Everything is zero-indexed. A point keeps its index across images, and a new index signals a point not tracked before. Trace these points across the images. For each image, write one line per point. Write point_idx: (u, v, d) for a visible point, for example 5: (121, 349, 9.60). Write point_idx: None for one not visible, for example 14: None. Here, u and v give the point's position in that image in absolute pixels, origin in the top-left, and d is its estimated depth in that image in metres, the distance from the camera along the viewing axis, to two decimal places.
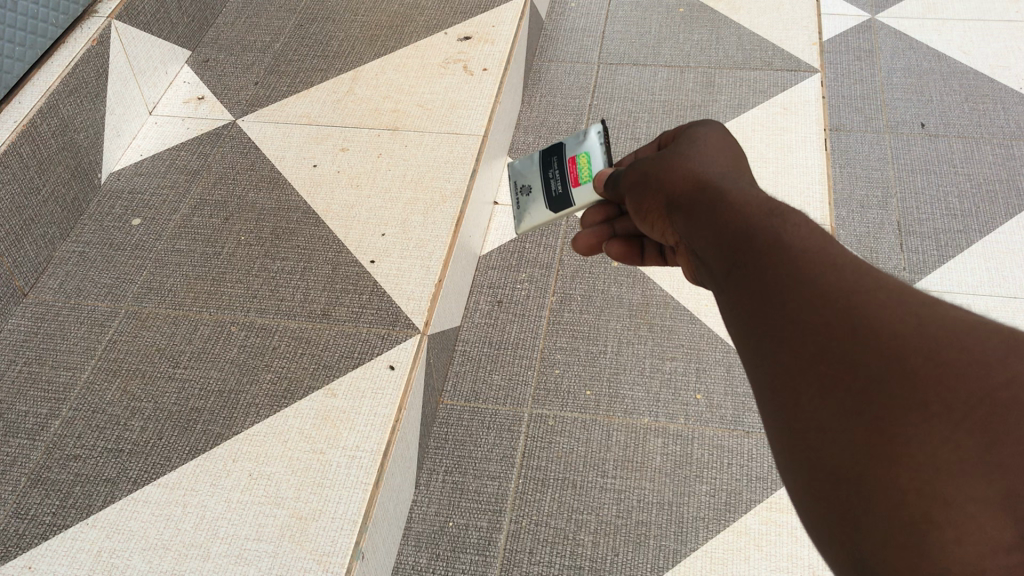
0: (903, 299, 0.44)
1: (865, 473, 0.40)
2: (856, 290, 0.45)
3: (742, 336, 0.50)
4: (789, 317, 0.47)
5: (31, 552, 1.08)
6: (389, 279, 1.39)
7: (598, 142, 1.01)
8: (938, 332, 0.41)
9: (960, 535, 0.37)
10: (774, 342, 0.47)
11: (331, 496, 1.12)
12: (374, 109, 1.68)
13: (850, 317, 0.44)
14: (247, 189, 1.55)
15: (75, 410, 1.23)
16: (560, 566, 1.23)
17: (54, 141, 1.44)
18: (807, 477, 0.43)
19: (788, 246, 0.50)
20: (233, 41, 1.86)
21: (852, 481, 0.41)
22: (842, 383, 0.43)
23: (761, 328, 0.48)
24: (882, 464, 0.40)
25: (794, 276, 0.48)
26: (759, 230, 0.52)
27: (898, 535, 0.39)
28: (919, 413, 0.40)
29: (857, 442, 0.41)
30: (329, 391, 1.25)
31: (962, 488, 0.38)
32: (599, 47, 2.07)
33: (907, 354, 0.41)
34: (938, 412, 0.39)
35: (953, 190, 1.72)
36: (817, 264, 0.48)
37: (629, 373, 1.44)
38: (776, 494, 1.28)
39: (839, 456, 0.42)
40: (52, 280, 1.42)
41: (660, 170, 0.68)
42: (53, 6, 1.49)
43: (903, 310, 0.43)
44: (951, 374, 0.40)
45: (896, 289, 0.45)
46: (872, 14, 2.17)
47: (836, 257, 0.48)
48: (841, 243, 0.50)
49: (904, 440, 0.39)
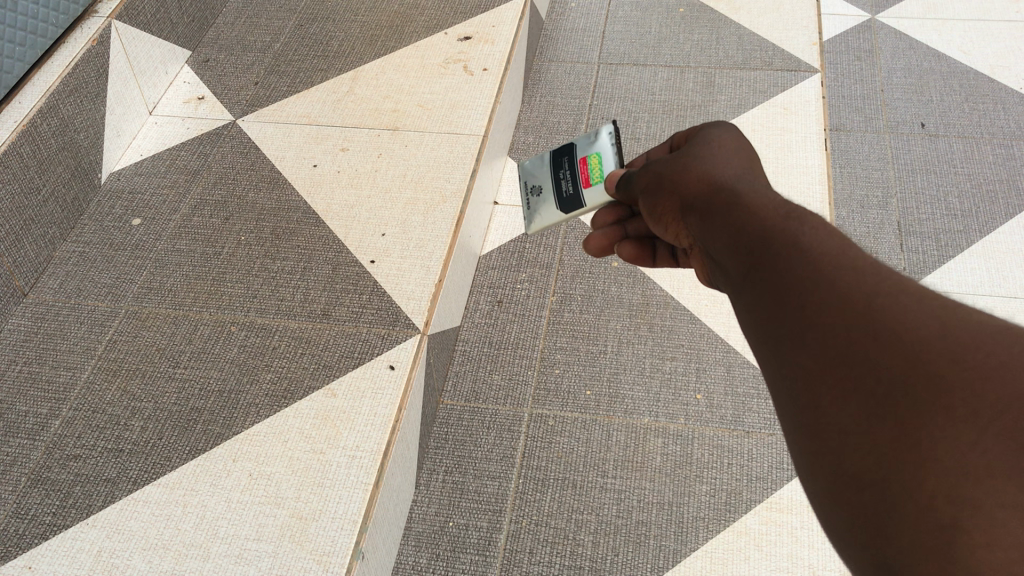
0: (925, 303, 0.44)
1: (888, 476, 0.40)
2: (876, 295, 0.45)
3: (761, 340, 0.50)
4: (807, 321, 0.47)
5: (31, 552, 1.08)
6: (389, 279, 1.39)
7: (609, 143, 1.01)
8: (962, 336, 0.42)
9: (991, 541, 0.36)
10: (794, 345, 0.47)
11: (331, 496, 1.12)
12: (374, 109, 1.68)
13: (872, 320, 0.44)
14: (247, 189, 1.55)
15: (75, 410, 1.23)
16: (561, 566, 1.23)
17: (54, 141, 1.44)
18: (827, 480, 0.43)
19: (807, 249, 0.51)
20: (233, 41, 1.86)
21: (875, 484, 0.41)
22: (864, 386, 0.43)
23: (779, 333, 0.48)
24: (907, 468, 0.40)
25: (813, 280, 0.48)
26: (778, 234, 0.53)
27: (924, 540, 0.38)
28: (945, 417, 0.40)
29: (880, 445, 0.41)
30: (329, 391, 1.25)
31: (990, 493, 0.37)
32: (599, 47, 2.07)
33: (930, 357, 0.41)
34: (962, 416, 0.39)
35: (953, 190, 1.72)
36: (836, 268, 0.48)
37: (629, 373, 1.44)
38: (776, 494, 1.28)
39: (860, 459, 0.42)
40: (52, 280, 1.42)
41: (673, 173, 0.69)
42: (53, 7, 1.49)
43: (926, 313, 0.43)
44: (977, 377, 0.40)
45: (917, 293, 0.45)
46: (872, 14, 2.17)
47: (856, 262, 0.48)
48: (860, 248, 0.50)
49: (929, 444, 0.39)
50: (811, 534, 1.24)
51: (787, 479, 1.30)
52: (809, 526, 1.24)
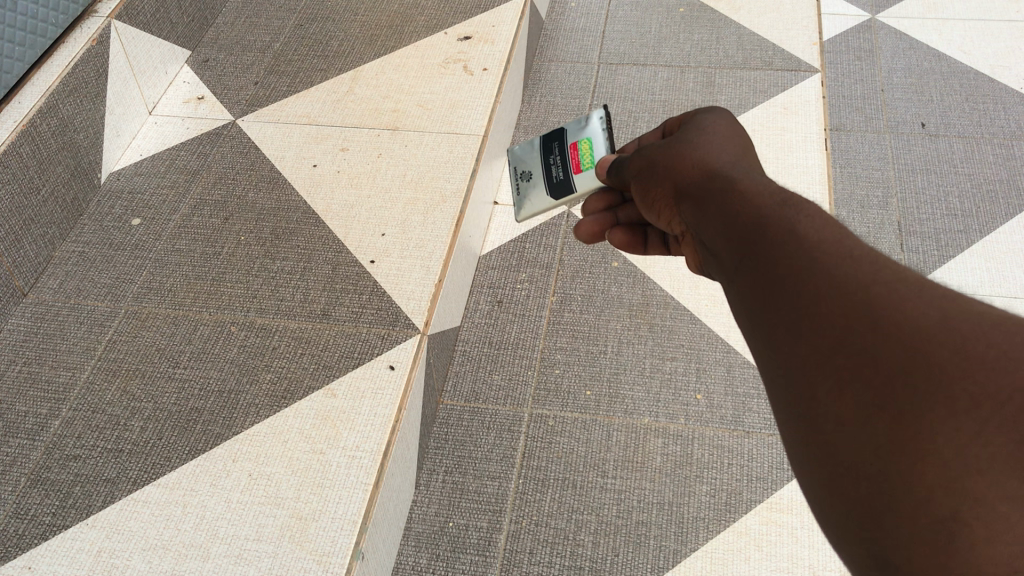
0: (925, 293, 0.44)
1: (886, 471, 0.41)
2: (872, 284, 0.46)
3: (758, 331, 0.51)
4: (804, 311, 0.47)
5: (31, 552, 1.08)
6: (389, 279, 1.39)
7: (599, 127, 1.01)
8: (963, 326, 0.41)
9: (991, 535, 0.37)
10: (791, 335, 0.47)
11: (332, 496, 1.12)
12: (374, 109, 1.68)
13: (869, 309, 0.44)
14: (247, 189, 1.55)
15: (75, 410, 1.23)
16: (561, 566, 1.23)
17: (54, 141, 1.44)
18: (824, 466, 0.44)
19: (802, 238, 0.51)
20: (233, 42, 1.86)
21: (872, 474, 0.41)
22: (860, 377, 0.43)
23: (775, 323, 0.49)
24: (906, 460, 0.40)
25: (808, 268, 0.49)
26: (775, 223, 0.53)
27: (924, 536, 0.39)
28: (943, 409, 0.39)
29: (877, 436, 0.41)
30: (329, 391, 1.25)
31: (991, 485, 0.38)
32: (599, 47, 2.07)
33: (929, 348, 0.41)
34: (961, 407, 0.39)
35: (954, 190, 1.72)
36: (832, 256, 0.48)
37: (629, 373, 1.44)
38: (776, 494, 1.28)
39: (857, 451, 0.42)
40: (52, 280, 1.42)
41: (667, 160, 0.69)
42: (53, 7, 1.49)
43: (925, 303, 0.43)
44: (978, 366, 0.40)
45: (914, 283, 0.45)
46: (873, 14, 2.16)
47: (852, 251, 0.48)
48: (854, 235, 0.51)
49: (928, 436, 0.40)
50: (811, 534, 1.24)
51: (787, 479, 1.29)
52: (809, 527, 1.24)
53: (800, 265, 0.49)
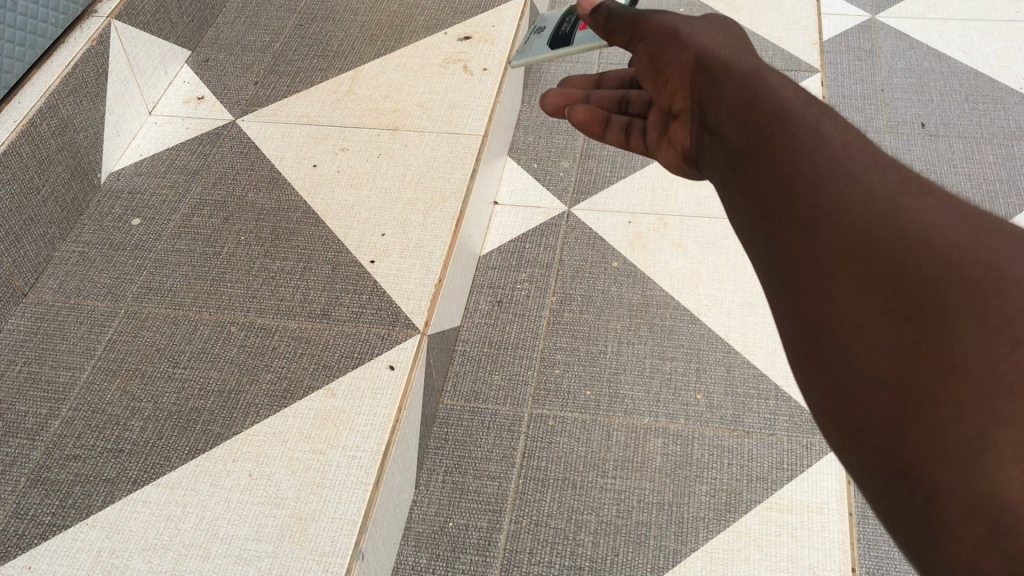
0: (933, 206, 0.50)
1: (899, 380, 0.45)
2: (889, 197, 0.51)
3: (772, 248, 0.55)
4: (822, 225, 0.52)
5: (31, 552, 1.08)
6: (389, 279, 1.39)
7: None
8: (969, 241, 0.48)
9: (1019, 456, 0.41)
10: (812, 247, 0.52)
11: (331, 497, 1.12)
12: (374, 109, 1.68)
13: (886, 220, 0.50)
14: (247, 189, 1.55)
15: (75, 410, 1.23)
16: (560, 566, 1.23)
17: (54, 141, 1.44)
18: (841, 372, 0.48)
19: (816, 160, 0.55)
20: (233, 42, 1.86)
21: (900, 381, 0.45)
22: (875, 286, 0.48)
23: (794, 235, 0.53)
24: (923, 371, 0.45)
25: (827, 186, 0.53)
26: (794, 142, 0.57)
27: (930, 427, 0.44)
28: (963, 323, 0.45)
29: (894, 345, 0.46)
30: (329, 391, 1.25)
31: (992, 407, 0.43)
32: (599, 47, 2.07)
33: (944, 259, 0.47)
34: (978, 323, 0.44)
35: (954, 189, 1.72)
36: (848, 173, 0.53)
37: (629, 373, 1.44)
38: (776, 494, 1.28)
39: (873, 362, 0.47)
40: (52, 281, 1.42)
41: (698, 41, 0.72)
42: (53, 7, 1.49)
43: (933, 216, 0.49)
44: (988, 285, 0.45)
45: (923, 198, 0.51)
46: (873, 14, 2.16)
47: (868, 168, 0.54)
48: (865, 147, 0.56)
49: (947, 348, 0.44)
50: (811, 534, 1.24)
51: (787, 479, 1.29)
52: (809, 527, 1.24)
53: (823, 188, 0.53)
